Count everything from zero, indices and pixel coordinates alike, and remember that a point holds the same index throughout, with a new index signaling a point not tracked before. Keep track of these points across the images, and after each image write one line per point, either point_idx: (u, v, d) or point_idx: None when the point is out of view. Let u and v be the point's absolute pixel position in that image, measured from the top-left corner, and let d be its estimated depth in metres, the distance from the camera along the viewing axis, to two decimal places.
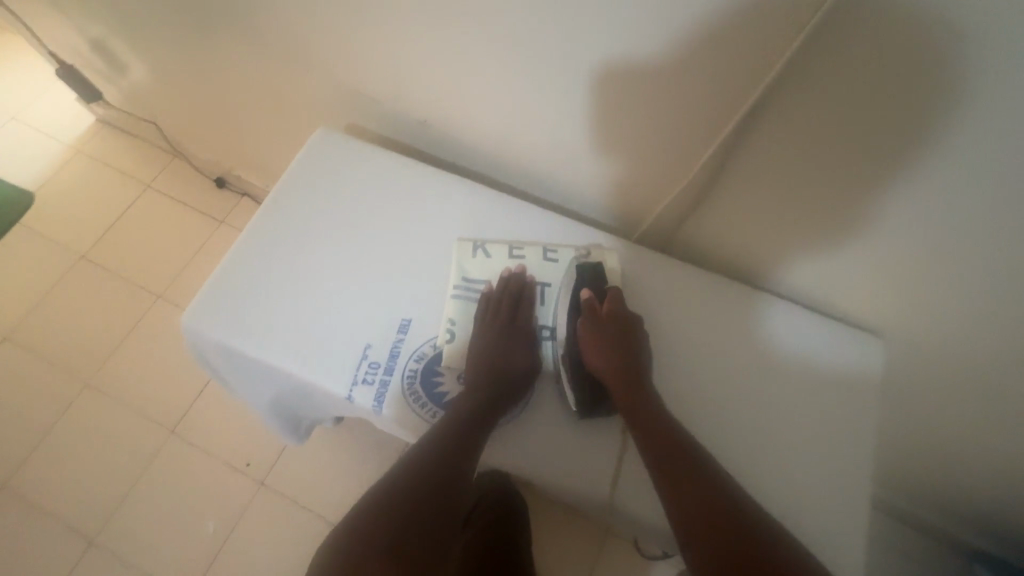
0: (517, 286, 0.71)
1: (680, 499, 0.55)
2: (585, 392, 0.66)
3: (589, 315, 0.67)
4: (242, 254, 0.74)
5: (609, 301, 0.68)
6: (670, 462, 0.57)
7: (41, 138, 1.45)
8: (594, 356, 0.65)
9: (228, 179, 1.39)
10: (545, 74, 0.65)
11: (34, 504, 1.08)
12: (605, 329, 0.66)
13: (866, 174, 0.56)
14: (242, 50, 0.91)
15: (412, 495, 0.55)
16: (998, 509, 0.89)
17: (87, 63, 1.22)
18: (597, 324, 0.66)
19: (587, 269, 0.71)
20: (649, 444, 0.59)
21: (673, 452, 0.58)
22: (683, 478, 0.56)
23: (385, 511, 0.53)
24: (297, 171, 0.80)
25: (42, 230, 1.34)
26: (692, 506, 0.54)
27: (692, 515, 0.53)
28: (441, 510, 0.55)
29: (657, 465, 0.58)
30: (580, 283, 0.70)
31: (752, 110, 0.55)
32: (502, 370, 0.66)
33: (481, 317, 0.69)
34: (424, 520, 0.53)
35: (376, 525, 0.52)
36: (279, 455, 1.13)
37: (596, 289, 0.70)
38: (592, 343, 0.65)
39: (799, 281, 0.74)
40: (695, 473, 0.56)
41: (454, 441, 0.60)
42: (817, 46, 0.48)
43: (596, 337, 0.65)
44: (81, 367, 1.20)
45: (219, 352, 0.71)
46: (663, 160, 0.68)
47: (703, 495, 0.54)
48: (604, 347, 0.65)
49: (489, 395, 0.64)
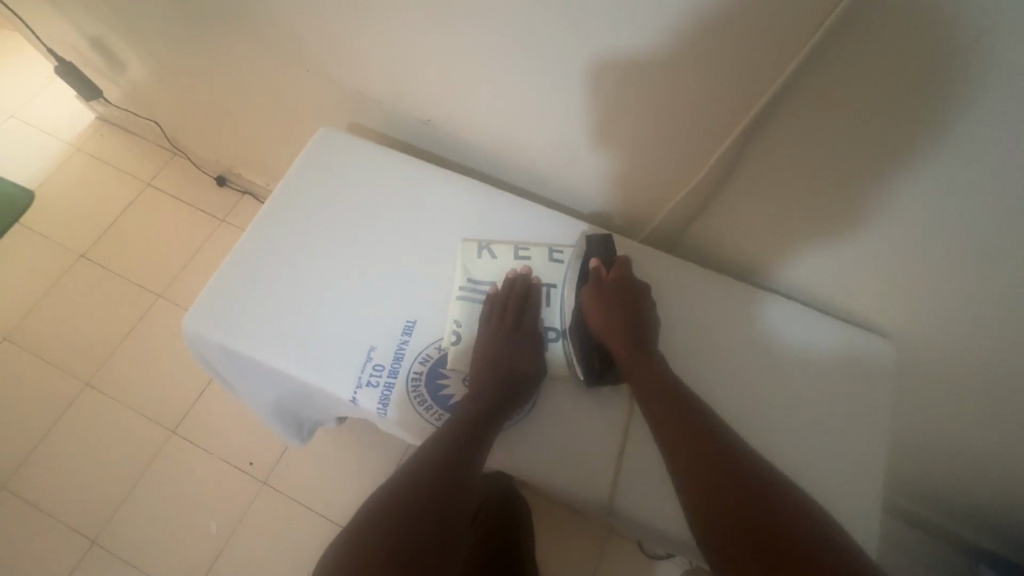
0: (523, 287, 0.70)
1: (689, 461, 0.55)
2: (591, 360, 0.67)
3: (595, 282, 0.68)
4: (245, 255, 0.73)
5: (616, 270, 0.68)
6: (678, 428, 0.58)
7: (39, 136, 1.44)
8: (600, 325, 0.67)
9: (229, 177, 1.39)
10: (549, 73, 0.64)
11: (36, 504, 1.08)
12: (610, 298, 0.67)
13: (876, 176, 0.55)
14: (243, 48, 0.90)
15: (420, 493, 0.55)
16: (1004, 511, 0.88)
17: (86, 61, 1.20)
18: (602, 291, 0.67)
19: (596, 239, 0.72)
20: (655, 408, 0.60)
21: (679, 417, 0.58)
22: (691, 441, 0.56)
23: (392, 516, 0.52)
24: (300, 171, 0.79)
25: (42, 229, 1.33)
26: (701, 468, 0.54)
27: (701, 476, 0.53)
28: (449, 514, 0.54)
29: (665, 430, 0.58)
30: (590, 255, 0.71)
31: (761, 112, 0.55)
32: (509, 367, 0.65)
33: (486, 315, 0.69)
34: (431, 526, 0.52)
35: (383, 523, 0.52)
36: (281, 455, 1.13)
37: (607, 256, 0.71)
38: (596, 311, 0.67)
39: (807, 282, 0.73)
40: (705, 437, 0.56)
41: (462, 441, 0.59)
42: (828, 48, 0.47)
43: (602, 303, 0.67)
44: (82, 367, 1.20)
45: (221, 354, 0.70)
46: (669, 160, 0.67)
47: (712, 457, 0.54)
48: (608, 315, 0.66)
49: (495, 395, 0.63)
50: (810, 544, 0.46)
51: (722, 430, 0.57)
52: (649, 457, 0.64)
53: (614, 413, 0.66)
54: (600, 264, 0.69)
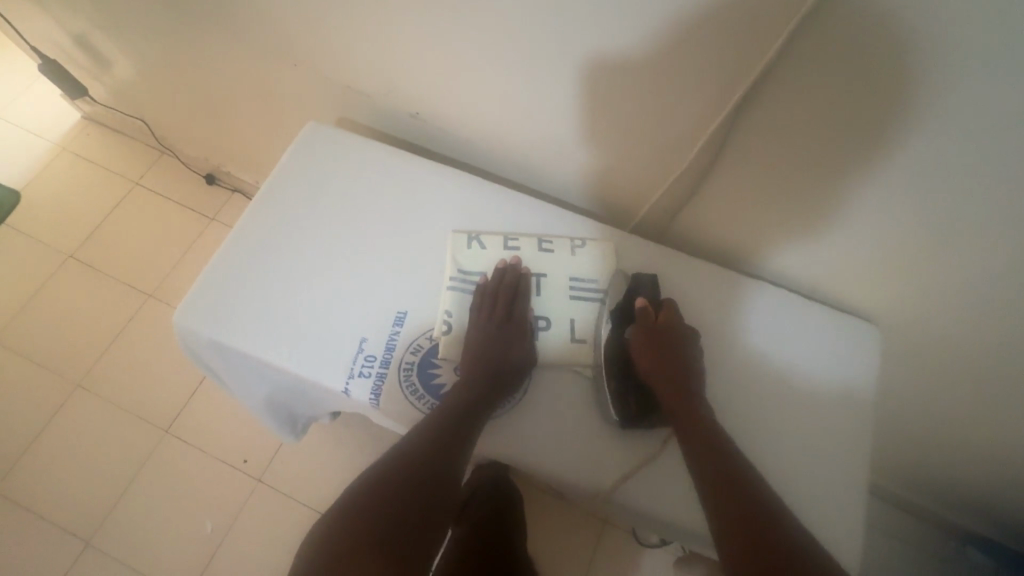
0: (513, 278, 0.70)
1: (722, 507, 0.53)
2: (629, 399, 0.65)
3: (643, 321, 0.67)
4: (234, 250, 0.73)
5: (665, 313, 0.68)
6: (714, 473, 0.56)
7: (24, 134, 1.43)
8: (645, 362, 0.65)
9: (218, 175, 1.38)
10: (536, 65, 0.65)
11: (28, 506, 1.07)
12: (659, 339, 0.66)
13: (856, 161, 0.56)
14: (229, 45, 0.90)
15: (406, 480, 0.55)
16: (987, 492, 0.90)
17: (70, 58, 1.19)
18: (652, 331, 0.66)
19: (643, 280, 0.71)
20: (695, 450, 0.59)
21: (717, 460, 0.57)
22: (727, 487, 0.54)
23: (375, 504, 0.53)
24: (287, 165, 0.79)
25: (29, 230, 1.32)
26: (735, 518, 0.52)
27: (734, 527, 0.52)
28: (432, 503, 0.55)
29: (698, 464, 0.58)
30: (637, 295, 0.70)
31: (744, 100, 0.56)
32: (501, 360, 0.66)
33: (477, 306, 0.69)
34: (414, 514, 0.53)
35: (369, 509, 0.53)
36: (276, 452, 1.13)
37: (654, 298, 0.70)
38: (643, 350, 0.66)
39: (794, 269, 0.74)
40: (741, 485, 0.55)
41: (449, 430, 0.60)
42: (808, 33, 0.48)
43: (650, 343, 0.66)
44: (72, 368, 1.19)
45: (212, 349, 0.70)
46: (656, 150, 0.68)
47: (748, 509, 0.52)
48: (655, 357, 0.65)
49: (484, 385, 0.64)
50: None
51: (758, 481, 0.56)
52: (640, 442, 0.65)
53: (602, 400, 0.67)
54: (647, 303, 0.68)
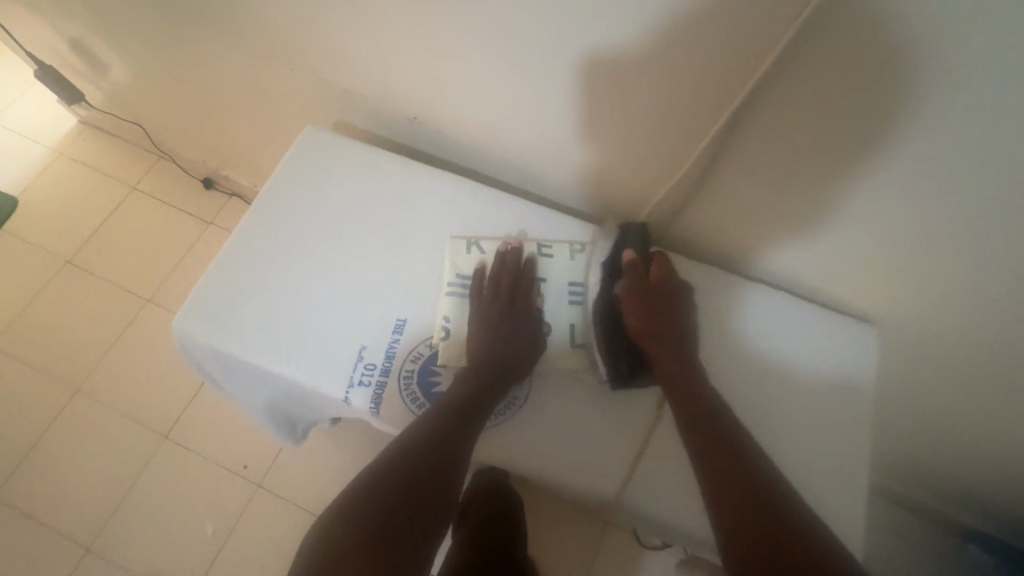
0: (513, 263, 0.71)
1: (708, 461, 0.55)
2: (621, 354, 0.67)
3: (632, 275, 0.68)
4: (233, 256, 0.72)
5: (656, 269, 0.68)
6: (701, 428, 0.58)
7: (21, 140, 1.42)
8: (633, 318, 0.67)
9: (216, 179, 1.37)
10: (536, 68, 0.64)
11: (28, 513, 1.07)
12: (649, 293, 0.66)
13: (857, 163, 0.56)
14: (226, 49, 0.90)
15: (412, 467, 0.55)
16: (987, 489, 0.90)
17: (66, 63, 1.19)
18: (641, 285, 0.67)
19: (634, 233, 0.71)
20: (683, 407, 0.60)
21: (704, 419, 0.58)
22: (714, 443, 0.56)
23: (378, 497, 0.52)
24: (285, 170, 0.79)
25: (27, 235, 1.31)
26: (721, 471, 0.53)
27: (718, 478, 0.53)
28: (437, 496, 0.55)
29: (687, 421, 0.59)
30: (626, 250, 0.70)
31: (744, 106, 0.55)
32: (505, 346, 0.66)
33: (475, 294, 0.69)
34: (419, 506, 0.53)
35: (378, 496, 0.52)
36: (276, 456, 1.13)
37: (645, 251, 0.70)
38: (632, 305, 0.67)
39: (794, 271, 0.74)
40: (728, 440, 0.56)
41: (453, 424, 0.60)
42: (810, 37, 0.47)
43: (638, 299, 0.66)
44: (72, 374, 1.19)
45: (212, 357, 0.70)
46: (656, 153, 0.68)
47: (733, 462, 0.54)
48: (644, 309, 0.66)
49: (490, 374, 0.64)
50: (809, 537, 0.46)
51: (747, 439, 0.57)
52: (640, 447, 0.65)
53: (602, 404, 0.67)
54: (635, 257, 0.69)
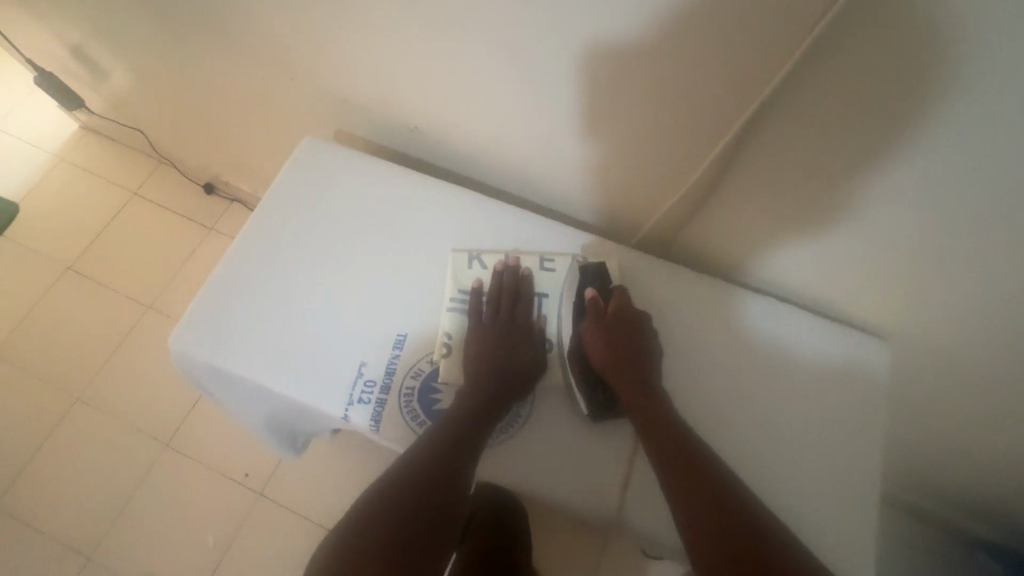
0: (512, 281, 0.70)
1: (691, 511, 0.52)
2: (591, 394, 0.65)
3: (594, 314, 0.67)
4: (231, 270, 0.71)
5: (615, 305, 0.67)
6: (680, 474, 0.55)
7: (22, 145, 1.42)
8: (600, 357, 0.65)
9: (217, 185, 1.37)
10: (540, 79, 0.63)
11: (29, 522, 1.07)
12: (613, 331, 0.65)
13: (868, 178, 0.54)
14: (227, 56, 0.89)
15: (408, 498, 0.53)
16: (999, 501, 0.88)
17: (66, 70, 1.18)
18: (604, 324, 0.65)
19: (591, 269, 0.70)
20: (659, 450, 0.58)
21: (683, 456, 0.56)
22: (696, 491, 0.53)
23: (364, 560, 0.49)
24: (285, 182, 0.78)
25: (28, 242, 1.31)
26: (702, 509, 0.52)
27: (703, 531, 0.50)
28: (427, 550, 0.51)
29: (664, 462, 0.57)
30: (586, 287, 0.69)
31: (753, 118, 0.54)
32: (503, 367, 0.65)
33: (473, 315, 0.68)
34: (409, 564, 0.50)
35: (373, 531, 0.51)
36: (277, 464, 1.12)
37: (603, 287, 0.69)
38: (597, 344, 0.65)
39: (801, 284, 0.73)
40: (712, 485, 0.53)
41: (440, 467, 0.56)
42: (823, 48, 0.46)
43: (603, 338, 0.65)
44: (72, 382, 1.18)
45: (210, 373, 0.69)
46: (662, 164, 0.67)
47: (718, 511, 0.51)
48: (609, 348, 0.64)
49: (488, 396, 0.62)
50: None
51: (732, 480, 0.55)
52: (645, 466, 0.64)
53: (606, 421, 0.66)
54: (596, 294, 0.68)
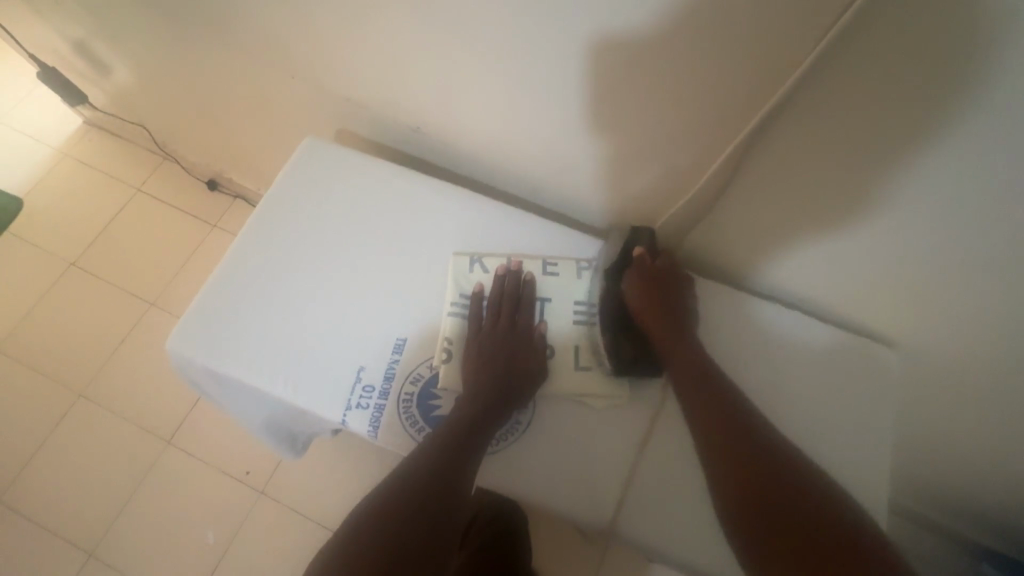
0: (514, 285, 0.69)
1: (720, 460, 0.55)
2: (625, 345, 0.67)
3: (638, 269, 0.67)
4: (230, 272, 0.71)
5: (660, 263, 0.67)
6: (713, 424, 0.57)
7: (26, 140, 1.42)
8: (639, 311, 0.66)
9: (220, 181, 1.36)
10: (544, 79, 0.62)
11: (31, 517, 1.07)
12: (654, 288, 0.66)
13: (882, 186, 0.53)
14: (228, 53, 0.88)
15: (409, 500, 0.53)
16: (1010, 513, 0.86)
17: (69, 65, 1.18)
18: (646, 281, 0.66)
19: (643, 231, 0.71)
20: (692, 399, 0.60)
21: (716, 409, 0.58)
22: (723, 437, 0.56)
23: (377, 536, 0.50)
24: (285, 182, 0.77)
25: (32, 237, 1.31)
26: (734, 459, 0.54)
27: (732, 481, 0.53)
28: (439, 531, 0.52)
29: (697, 416, 0.59)
30: (636, 246, 0.69)
31: (763, 124, 0.53)
32: (505, 372, 0.63)
33: (475, 318, 0.67)
34: (421, 544, 0.50)
35: (373, 532, 0.50)
36: (278, 463, 1.12)
37: (653, 247, 0.69)
38: (638, 299, 0.66)
39: (808, 291, 0.71)
40: (744, 437, 0.55)
41: (452, 454, 0.57)
42: (839, 50, 0.44)
43: (643, 294, 0.66)
44: (75, 378, 1.18)
45: (208, 376, 0.68)
46: (668, 167, 0.65)
47: (748, 462, 0.53)
48: (649, 303, 0.65)
49: (490, 400, 0.61)
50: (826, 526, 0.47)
51: (767, 434, 0.56)
52: (648, 476, 0.63)
53: (609, 429, 0.65)
54: (644, 252, 0.68)
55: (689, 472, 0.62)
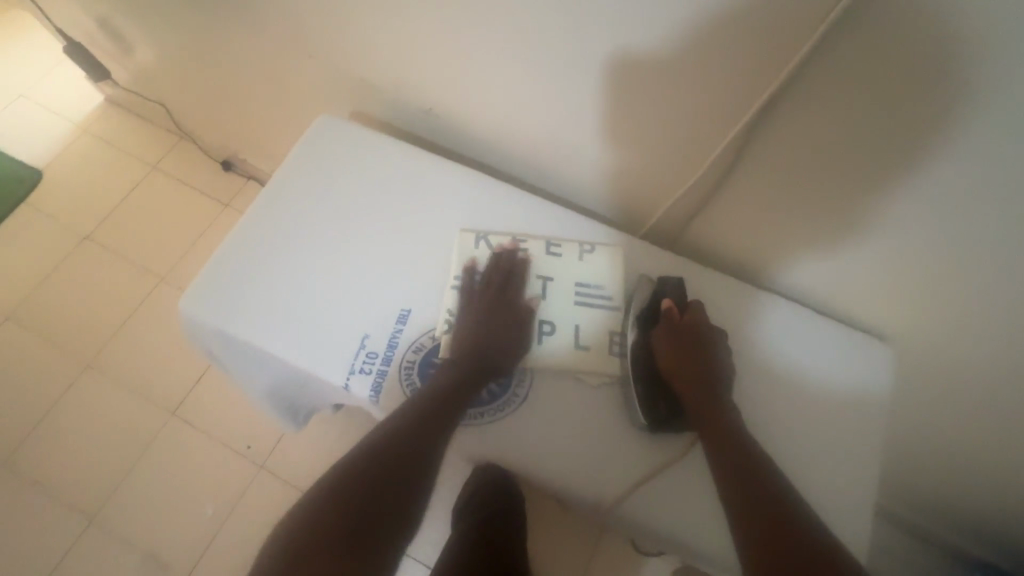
0: (508, 265, 0.71)
1: (747, 512, 0.51)
2: (656, 402, 0.64)
3: (667, 321, 0.66)
4: (243, 238, 0.73)
5: (690, 317, 0.66)
6: (742, 484, 0.53)
7: (48, 115, 1.45)
8: (670, 366, 0.64)
9: (234, 163, 1.38)
10: (553, 61, 0.64)
11: (36, 480, 1.10)
12: (684, 341, 0.64)
13: (879, 174, 0.54)
14: (247, 33, 0.90)
15: (372, 454, 0.55)
16: (1005, 523, 0.86)
17: (94, 42, 1.21)
18: (675, 334, 0.65)
19: (670, 283, 0.70)
20: (720, 460, 0.56)
21: (742, 462, 0.55)
22: (748, 488, 0.53)
23: (351, 496, 0.51)
24: (300, 155, 0.79)
25: (49, 209, 1.34)
26: (757, 510, 0.51)
27: (761, 534, 0.49)
28: (410, 494, 0.54)
29: (722, 467, 0.56)
30: (665, 297, 0.67)
31: (764, 109, 0.54)
32: (486, 345, 0.65)
33: (466, 294, 0.69)
34: (387, 505, 0.52)
35: (334, 479, 0.53)
36: (279, 439, 1.14)
37: (680, 299, 0.68)
38: (668, 353, 0.64)
39: (804, 281, 0.72)
40: (768, 490, 0.52)
41: (429, 423, 0.59)
42: (841, 34, 0.46)
43: (673, 349, 0.64)
44: (84, 347, 1.21)
45: (217, 338, 0.70)
46: (672, 155, 0.66)
47: (774, 523, 0.49)
48: (678, 356, 0.64)
49: (468, 371, 0.63)
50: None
51: (797, 499, 0.52)
52: (641, 454, 0.64)
53: (603, 406, 0.66)
54: (672, 304, 0.67)
55: (681, 450, 0.64)
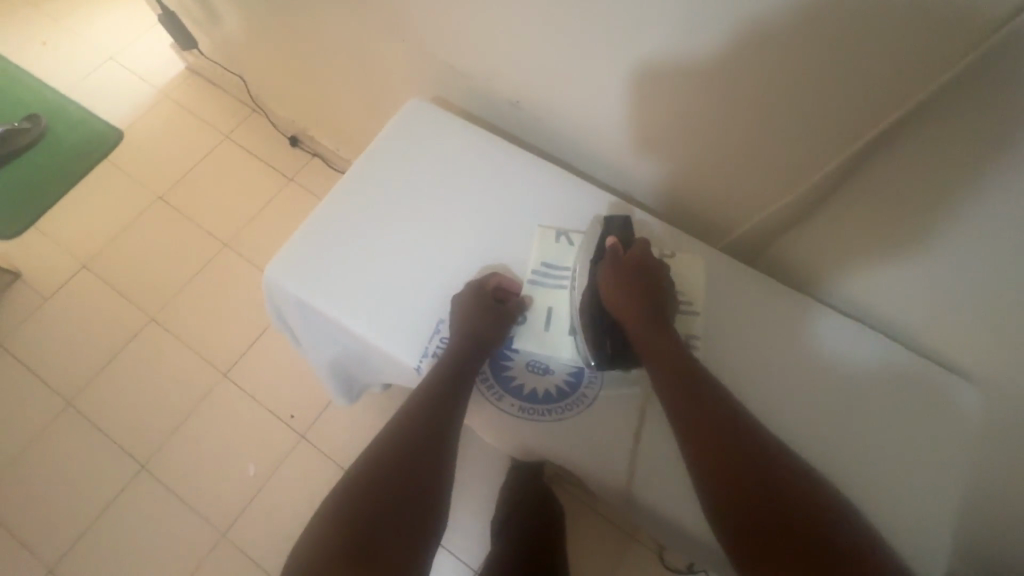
0: (497, 285, 0.70)
1: (719, 472, 0.53)
2: (603, 342, 0.65)
3: (612, 259, 0.66)
4: (328, 212, 0.75)
5: (635, 255, 0.67)
6: (708, 437, 0.55)
7: (133, 79, 1.52)
8: (613, 302, 0.65)
9: (302, 138, 1.42)
10: (652, 64, 0.62)
11: (95, 423, 1.16)
12: (629, 275, 0.65)
13: (983, 213, 0.49)
14: (339, 13, 0.91)
15: (382, 471, 0.57)
16: None
17: (186, 10, 1.26)
18: (620, 270, 0.65)
19: (613, 220, 0.71)
20: (682, 414, 0.57)
21: (707, 415, 0.56)
22: (714, 444, 0.54)
23: (365, 515, 0.53)
24: (389, 136, 0.80)
25: (128, 169, 1.41)
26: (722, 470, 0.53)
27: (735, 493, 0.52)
28: (422, 497, 0.57)
29: (682, 418, 0.57)
30: (609, 236, 0.69)
31: (883, 135, 0.52)
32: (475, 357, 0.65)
33: (455, 309, 0.68)
34: (399, 521, 0.54)
35: (350, 497, 0.55)
36: (322, 410, 1.17)
37: (625, 237, 0.70)
38: (611, 288, 0.65)
39: (895, 318, 0.67)
40: (733, 437, 0.54)
41: (427, 442, 0.60)
42: (996, 61, 0.43)
43: (617, 285, 0.65)
44: (149, 302, 1.27)
45: (294, 306, 0.73)
46: (767, 168, 0.64)
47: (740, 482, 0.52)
48: (623, 293, 0.64)
49: (460, 383, 0.63)
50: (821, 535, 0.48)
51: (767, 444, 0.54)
52: None
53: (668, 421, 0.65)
54: (617, 242, 0.68)
55: None
